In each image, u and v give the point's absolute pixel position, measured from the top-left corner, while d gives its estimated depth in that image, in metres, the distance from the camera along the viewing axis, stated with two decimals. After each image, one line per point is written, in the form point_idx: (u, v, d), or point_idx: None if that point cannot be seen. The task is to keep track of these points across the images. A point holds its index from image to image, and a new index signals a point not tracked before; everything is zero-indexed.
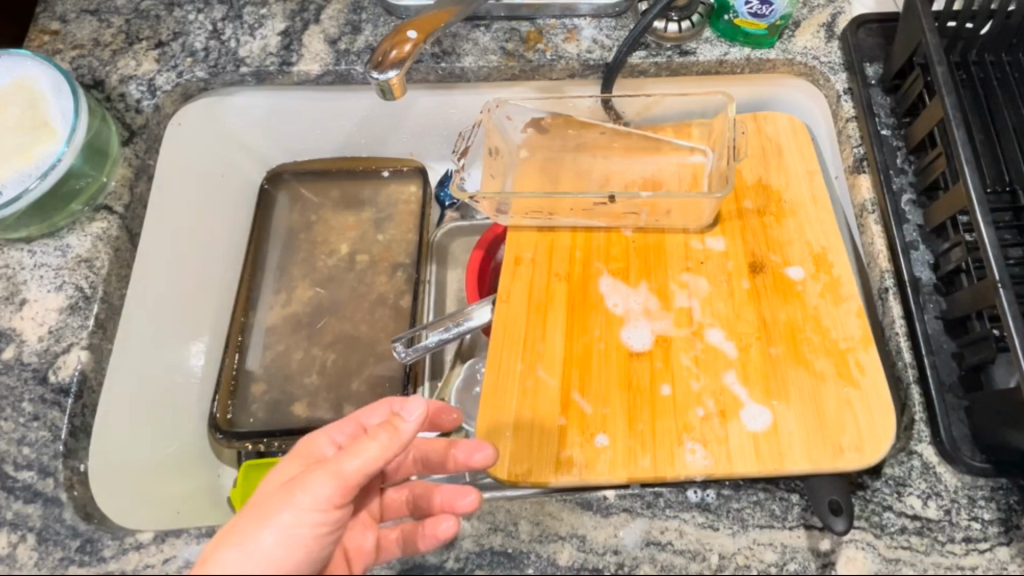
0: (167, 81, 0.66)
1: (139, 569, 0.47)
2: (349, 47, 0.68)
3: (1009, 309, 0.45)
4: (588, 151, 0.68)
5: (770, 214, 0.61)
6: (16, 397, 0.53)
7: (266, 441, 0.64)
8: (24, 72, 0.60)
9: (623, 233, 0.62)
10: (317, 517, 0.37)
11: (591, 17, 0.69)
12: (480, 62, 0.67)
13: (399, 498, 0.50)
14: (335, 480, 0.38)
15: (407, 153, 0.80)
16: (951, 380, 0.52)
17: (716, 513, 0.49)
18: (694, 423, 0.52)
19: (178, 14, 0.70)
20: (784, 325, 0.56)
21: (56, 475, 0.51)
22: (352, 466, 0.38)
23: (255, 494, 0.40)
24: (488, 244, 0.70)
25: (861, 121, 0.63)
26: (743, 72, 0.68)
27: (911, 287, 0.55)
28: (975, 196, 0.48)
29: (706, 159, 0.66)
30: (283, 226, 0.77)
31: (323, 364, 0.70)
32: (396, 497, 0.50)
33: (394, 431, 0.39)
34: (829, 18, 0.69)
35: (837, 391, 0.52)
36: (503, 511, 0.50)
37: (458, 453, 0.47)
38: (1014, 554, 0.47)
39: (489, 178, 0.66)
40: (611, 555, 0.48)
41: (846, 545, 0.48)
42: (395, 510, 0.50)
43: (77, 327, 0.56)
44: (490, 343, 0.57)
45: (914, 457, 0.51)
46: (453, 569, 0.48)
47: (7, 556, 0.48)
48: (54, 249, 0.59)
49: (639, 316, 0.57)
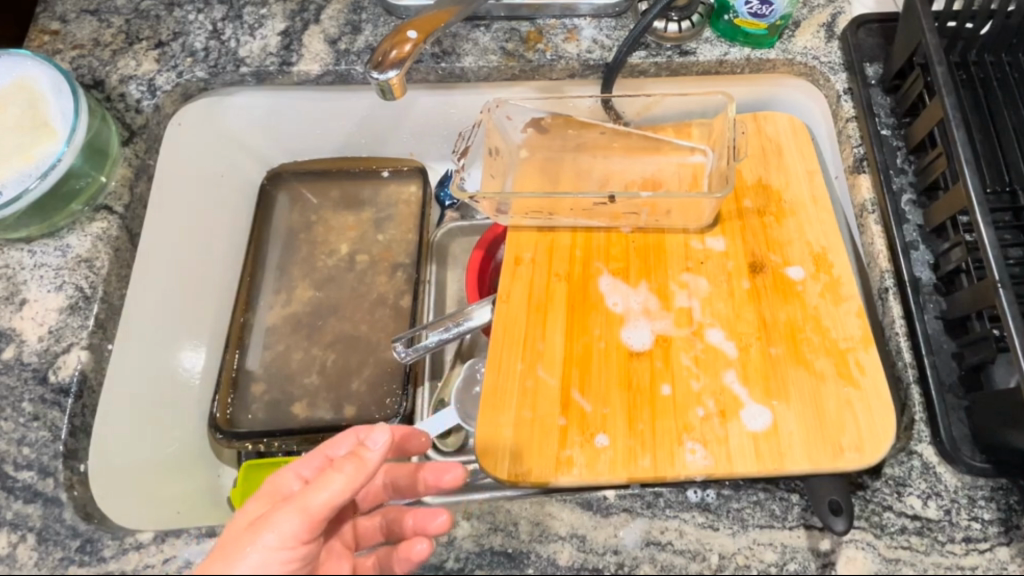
0: (167, 81, 0.66)
1: (139, 569, 0.47)
2: (349, 47, 0.68)
3: (1010, 309, 0.45)
4: (588, 151, 0.68)
5: (770, 214, 0.61)
6: (16, 397, 0.53)
7: (266, 441, 0.64)
8: (24, 72, 0.60)
9: (623, 233, 0.62)
10: (284, 555, 0.36)
11: (591, 17, 0.69)
12: (480, 62, 0.67)
13: (372, 524, 0.47)
14: (300, 516, 0.36)
15: (407, 153, 0.80)
16: (951, 380, 0.52)
17: (716, 513, 0.49)
18: (694, 423, 0.52)
19: (178, 14, 0.70)
20: (784, 325, 0.56)
21: (56, 475, 0.51)
22: (318, 500, 0.36)
23: (223, 534, 0.38)
24: (488, 244, 0.70)
25: (862, 121, 0.63)
26: (743, 72, 0.68)
27: (911, 286, 0.55)
28: (975, 196, 0.48)
29: (706, 159, 0.66)
30: (283, 226, 0.77)
31: (323, 364, 0.70)
32: (368, 523, 0.47)
33: (359, 461, 0.37)
34: (830, 18, 0.69)
35: (837, 391, 0.52)
36: (503, 511, 0.50)
37: (427, 476, 0.47)
38: (1014, 554, 0.47)
39: (489, 178, 0.66)
40: (611, 555, 0.48)
41: (846, 546, 0.48)
42: (368, 537, 0.47)
43: (77, 327, 0.56)
44: (490, 343, 0.57)
45: (913, 457, 0.51)
46: (453, 569, 0.48)
47: (7, 556, 0.48)
48: (54, 249, 0.59)
49: (639, 316, 0.57)
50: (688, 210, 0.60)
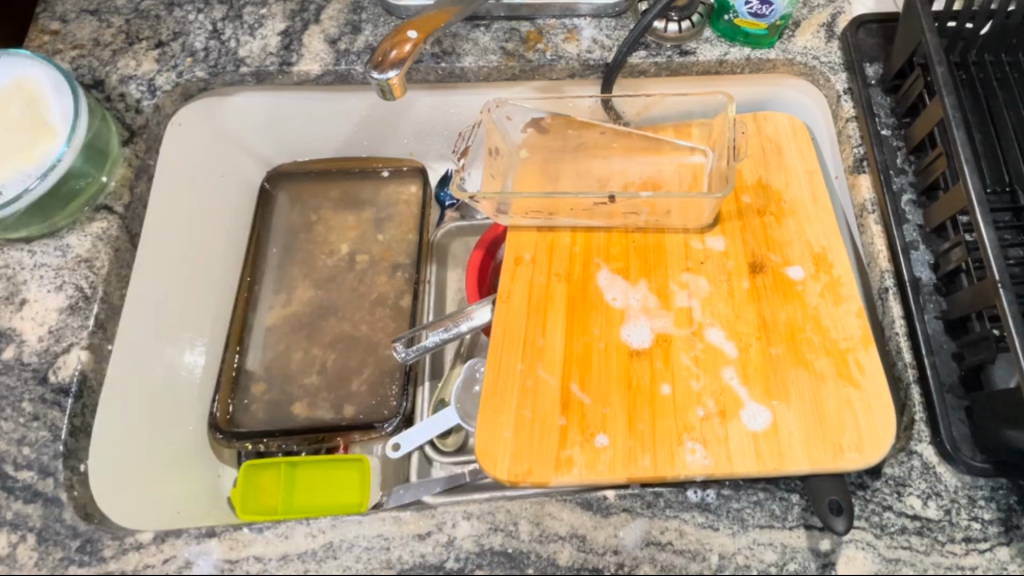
0: (167, 81, 0.66)
1: (139, 569, 0.48)
2: (349, 47, 0.68)
3: (1010, 309, 0.45)
4: (588, 151, 0.68)
5: (770, 214, 0.61)
6: (16, 397, 0.53)
7: (266, 441, 0.65)
8: (25, 72, 0.60)
9: (623, 232, 0.62)
10: None
11: (591, 17, 0.69)
12: (480, 62, 0.67)
13: None
14: None
15: (407, 153, 0.80)
16: (951, 380, 0.52)
17: (716, 513, 0.49)
18: (694, 424, 0.52)
19: (178, 14, 0.70)
20: (784, 325, 0.56)
21: (56, 475, 0.51)
22: None
23: None
24: (488, 244, 0.70)
25: (861, 121, 0.63)
26: (743, 72, 0.68)
27: (911, 286, 0.55)
28: (975, 196, 0.48)
29: (706, 159, 0.66)
30: (283, 226, 0.77)
31: (323, 364, 0.70)
32: None
33: None
34: (830, 18, 0.68)
35: (837, 390, 0.52)
36: (503, 511, 0.50)
37: None
38: (1014, 554, 0.47)
39: (489, 178, 0.66)
40: (611, 555, 0.48)
41: (846, 545, 0.48)
42: None
43: (77, 327, 0.56)
44: (490, 343, 0.57)
45: (913, 457, 0.51)
46: (453, 570, 0.48)
47: (7, 556, 0.48)
48: (54, 249, 0.59)
49: (639, 314, 0.57)
50: (690, 210, 0.61)
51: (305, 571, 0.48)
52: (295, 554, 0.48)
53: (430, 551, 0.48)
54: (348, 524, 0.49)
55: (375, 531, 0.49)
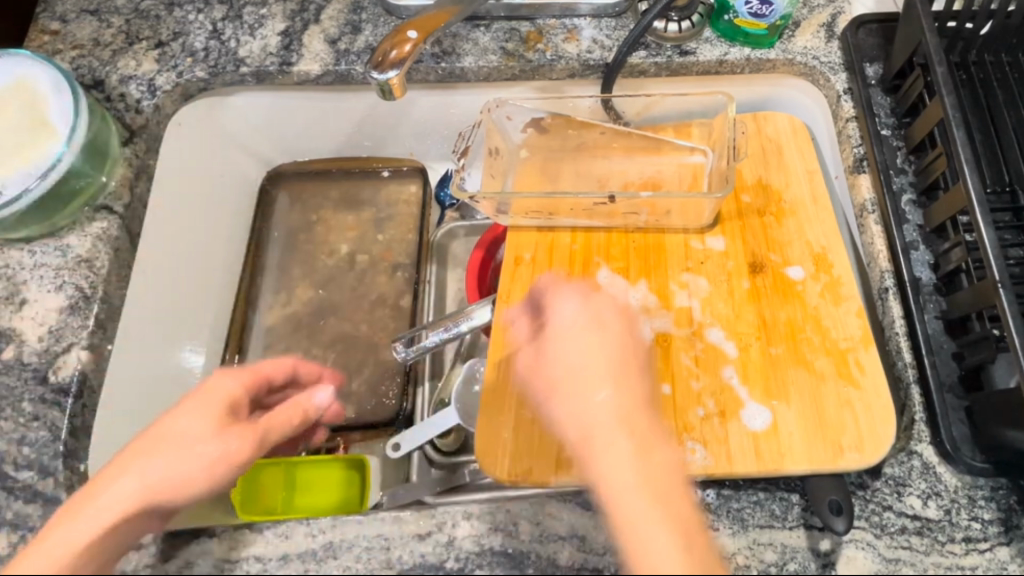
0: (167, 81, 0.66)
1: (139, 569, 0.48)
2: (349, 47, 0.68)
3: (1009, 309, 0.45)
4: (588, 151, 0.68)
5: (770, 214, 0.61)
6: (16, 397, 0.54)
7: None
8: (25, 72, 0.60)
9: (623, 233, 0.62)
10: None
11: (591, 17, 0.69)
12: (480, 62, 0.67)
13: None
14: None
15: (407, 153, 0.80)
16: (951, 380, 0.52)
17: (715, 513, 0.49)
18: (693, 424, 0.52)
19: (178, 14, 0.70)
20: (783, 325, 0.56)
21: (56, 475, 0.51)
22: None
23: None
24: (488, 244, 0.70)
25: (862, 121, 0.63)
26: (743, 72, 0.68)
27: (911, 286, 0.55)
28: (975, 196, 0.48)
29: (706, 159, 0.66)
30: (283, 228, 0.77)
31: (323, 364, 0.70)
32: None
33: None
34: (830, 18, 0.68)
35: (836, 390, 0.52)
36: (503, 511, 0.50)
37: None
38: (1014, 554, 0.47)
39: (489, 178, 0.66)
40: (611, 555, 0.48)
41: (846, 545, 0.48)
42: None
43: (77, 327, 0.56)
44: (491, 346, 0.58)
45: (914, 457, 0.51)
46: (453, 569, 0.48)
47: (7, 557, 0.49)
48: (54, 249, 0.59)
49: (639, 313, 0.57)
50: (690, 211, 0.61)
51: (305, 571, 0.48)
52: (295, 554, 0.48)
53: (430, 551, 0.48)
54: (348, 524, 0.49)
55: (375, 531, 0.49)
